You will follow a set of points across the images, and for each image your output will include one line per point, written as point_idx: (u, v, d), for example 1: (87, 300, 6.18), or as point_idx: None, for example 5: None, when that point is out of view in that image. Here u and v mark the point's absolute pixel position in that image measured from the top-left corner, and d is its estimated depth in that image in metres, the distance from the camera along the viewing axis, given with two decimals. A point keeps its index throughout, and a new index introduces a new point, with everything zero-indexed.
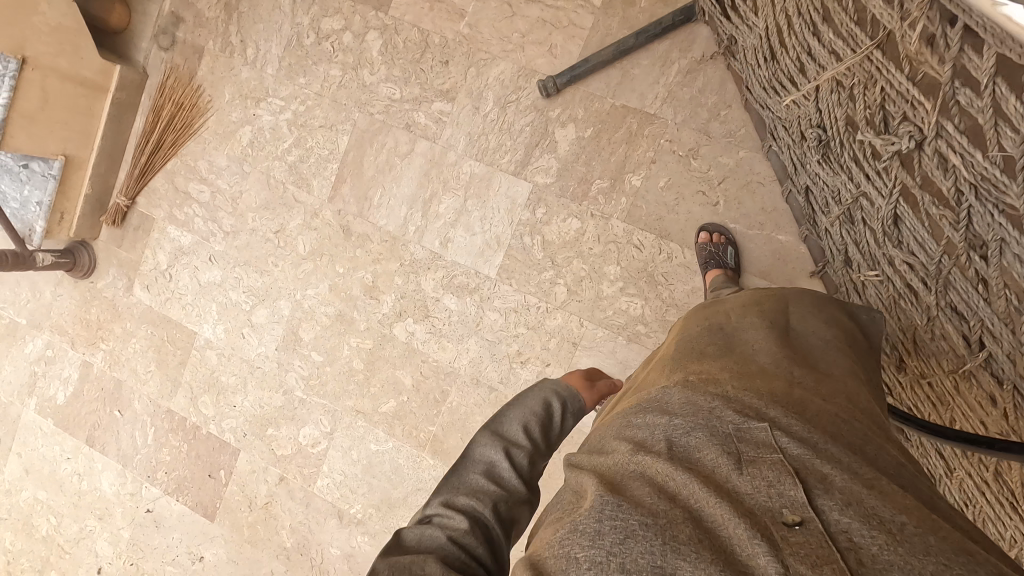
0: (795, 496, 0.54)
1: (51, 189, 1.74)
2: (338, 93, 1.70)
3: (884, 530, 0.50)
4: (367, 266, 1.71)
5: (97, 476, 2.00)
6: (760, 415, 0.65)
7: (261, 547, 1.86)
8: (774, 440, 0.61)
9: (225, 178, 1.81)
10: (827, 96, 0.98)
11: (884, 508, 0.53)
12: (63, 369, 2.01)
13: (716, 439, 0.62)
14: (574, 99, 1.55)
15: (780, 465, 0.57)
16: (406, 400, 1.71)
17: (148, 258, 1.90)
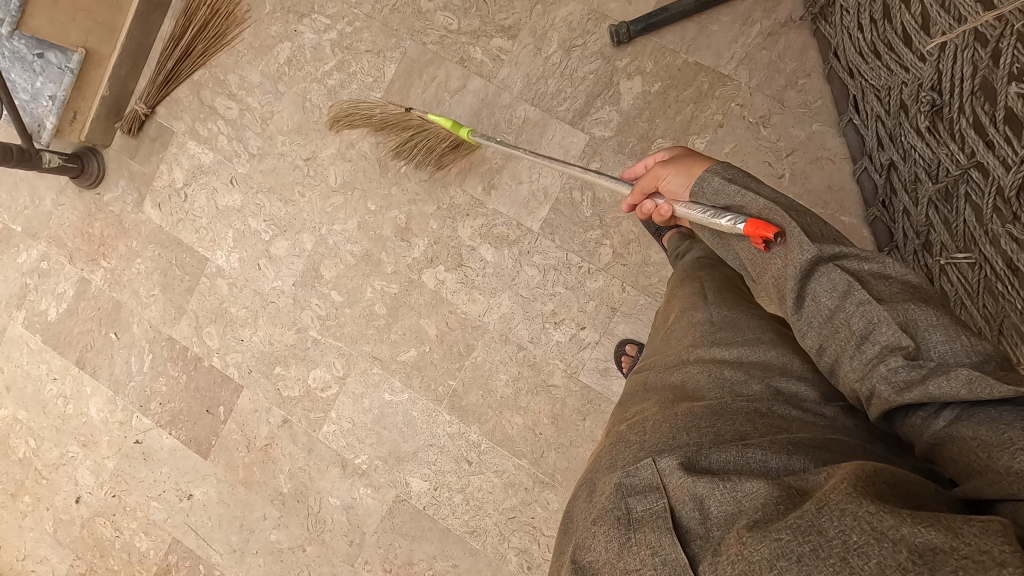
0: (678, 560, 0.58)
1: (65, 84, 1.59)
2: (390, 17, 1.59)
3: (736, 539, 0.55)
4: (402, 205, 1.62)
5: (85, 400, 1.89)
6: (656, 453, 0.70)
7: (256, 490, 1.78)
8: (657, 483, 0.66)
9: (256, 96, 1.69)
10: (955, 52, 1.03)
11: (740, 515, 0.58)
12: (58, 284, 1.88)
13: (617, 492, 0.68)
14: (644, 49, 1.46)
15: (664, 522, 0.62)
16: (428, 350, 1.63)
17: (163, 174, 1.77)
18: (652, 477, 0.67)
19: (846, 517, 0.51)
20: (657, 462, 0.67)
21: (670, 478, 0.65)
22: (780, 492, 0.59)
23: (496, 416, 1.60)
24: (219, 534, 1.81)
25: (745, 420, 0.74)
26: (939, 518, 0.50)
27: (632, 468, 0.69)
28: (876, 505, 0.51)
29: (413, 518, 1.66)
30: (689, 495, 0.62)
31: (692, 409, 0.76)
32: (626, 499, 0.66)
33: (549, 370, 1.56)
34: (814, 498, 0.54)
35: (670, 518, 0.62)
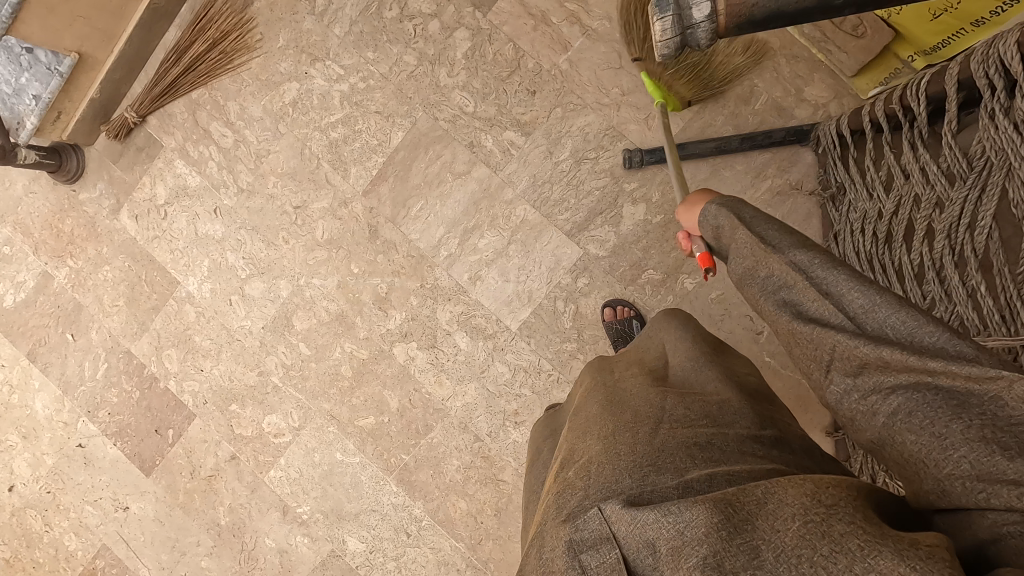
0: None
1: (53, 86, 1.51)
2: (405, 83, 1.53)
3: None
4: (385, 275, 1.59)
5: (31, 393, 1.85)
6: (607, 496, 0.72)
7: (194, 516, 1.78)
8: (607, 533, 0.68)
9: (255, 130, 1.63)
10: None
11: (686, 549, 0.61)
12: (18, 272, 1.81)
13: (567, 549, 0.69)
14: (654, 177, 1.44)
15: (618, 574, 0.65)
16: (386, 421, 1.63)
17: (145, 186, 1.71)
18: (601, 528, 0.69)
19: (802, 565, 0.56)
20: (603, 510, 0.69)
21: (620, 527, 0.67)
22: (722, 516, 0.62)
23: (441, 497, 1.62)
24: (149, 550, 1.82)
25: (683, 449, 0.76)
26: (880, 535, 0.55)
27: (581, 518, 0.70)
28: (829, 545, 0.56)
29: None
30: (640, 543, 0.65)
31: (632, 445, 0.78)
32: (580, 550, 0.68)
33: (501, 465, 1.59)
34: (768, 543, 0.60)
35: (625, 569, 0.65)
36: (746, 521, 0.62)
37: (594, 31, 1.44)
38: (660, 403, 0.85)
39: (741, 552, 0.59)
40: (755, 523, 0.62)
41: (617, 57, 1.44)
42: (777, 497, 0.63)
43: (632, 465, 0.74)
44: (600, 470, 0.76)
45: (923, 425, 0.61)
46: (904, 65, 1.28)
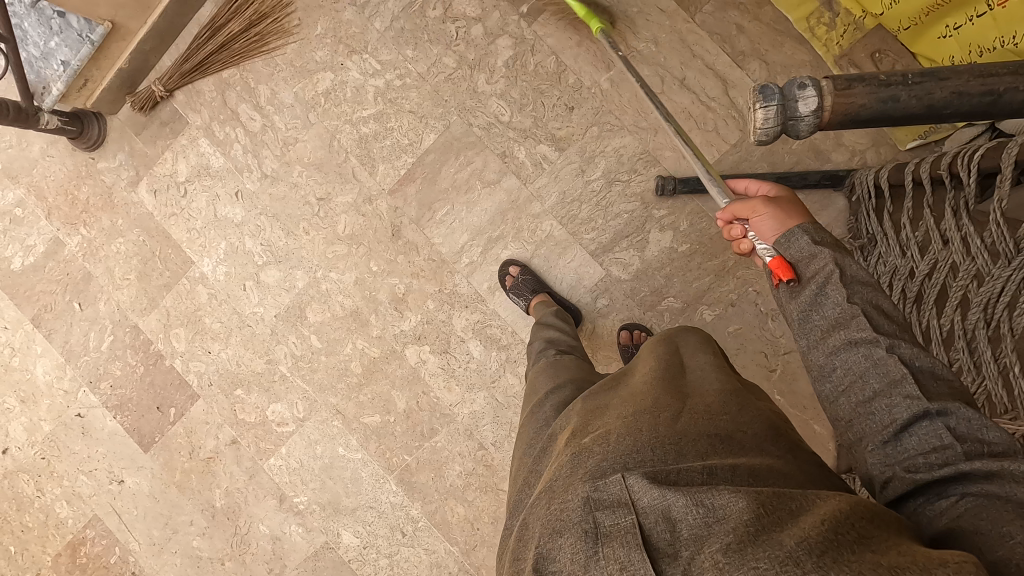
0: None
1: (82, 53, 1.46)
2: (442, 85, 1.51)
3: (711, 562, 0.54)
4: (404, 275, 1.58)
5: (32, 358, 1.83)
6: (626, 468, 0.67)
7: (189, 495, 1.78)
8: (625, 498, 0.63)
9: (284, 117, 1.60)
10: None
11: (709, 537, 0.57)
12: (28, 235, 1.78)
13: (582, 509, 0.64)
14: (684, 206, 1.44)
15: (632, 537, 0.59)
16: (391, 421, 1.64)
17: (167, 161, 1.68)
18: (618, 491, 0.64)
19: (825, 557, 0.52)
20: (626, 477, 0.65)
21: (642, 497, 0.62)
22: (754, 511, 0.58)
23: (440, 500, 1.63)
24: (141, 525, 1.82)
25: (707, 441, 0.73)
26: (914, 561, 0.51)
27: (600, 481, 0.65)
28: (861, 560, 0.52)
29: (335, 567, 1.69)
30: (659, 516, 0.60)
31: (655, 427, 0.74)
32: (593, 507, 0.63)
33: (502, 475, 1.60)
34: (795, 534, 0.55)
35: (639, 534, 0.59)
36: (775, 521, 0.57)
37: (639, 53, 1.43)
38: (680, 397, 0.81)
39: (768, 542, 0.54)
40: (782, 520, 0.57)
41: (660, 81, 1.43)
42: (813, 508, 0.60)
43: (654, 445, 0.71)
44: (620, 441, 0.72)
45: (983, 514, 0.61)
46: None
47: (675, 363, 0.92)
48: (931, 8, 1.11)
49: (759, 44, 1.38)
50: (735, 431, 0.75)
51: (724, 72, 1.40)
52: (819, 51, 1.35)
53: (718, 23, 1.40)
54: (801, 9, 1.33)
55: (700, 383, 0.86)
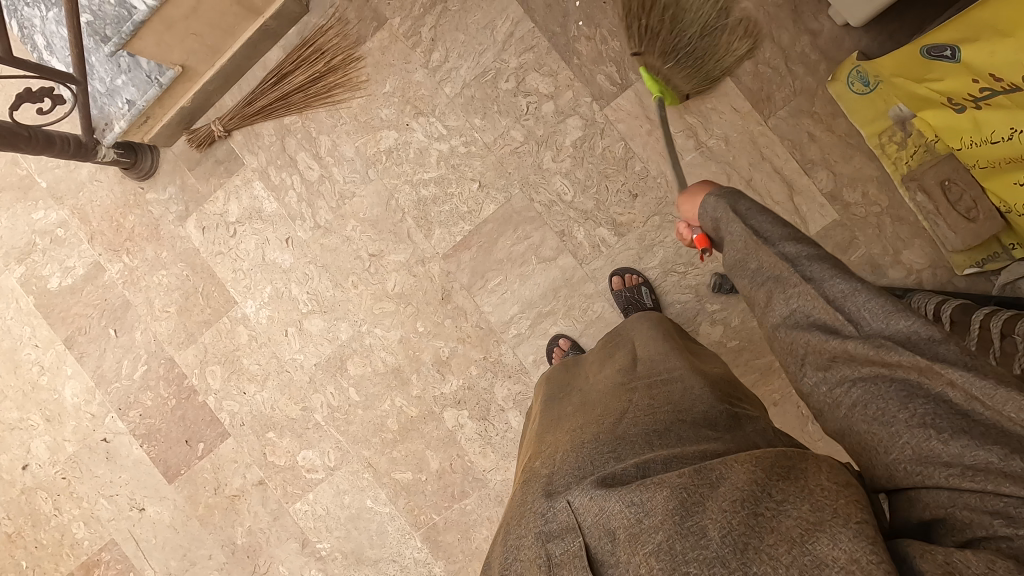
0: None
1: (149, 95, 1.43)
2: (507, 157, 1.51)
3: (647, 565, 0.62)
4: (450, 339, 1.59)
5: (62, 378, 1.82)
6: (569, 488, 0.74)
7: (210, 530, 1.79)
8: (572, 523, 0.69)
9: (343, 170, 1.59)
10: None
11: (645, 534, 0.64)
12: (68, 257, 1.76)
13: (535, 537, 0.71)
14: (737, 303, 1.46)
15: (580, 561, 0.66)
16: (423, 479, 1.64)
17: (218, 199, 1.67)
18: (566, 518, 0.70)
19: (746, 548, 0.59)
20: (570, 502, 0.71)
21: (586, 517, 0.68)
22: (677, 501, 0.64)
23: (465, 561, 1.64)
24: (159, 554, 1.82)
25: (643, 438, 0.78)
26: (819, 524, 0.59)
27: (548, 509, 0.72)
28: (774, 537, 0.59)
29: None
30: (602, 530, 0.67)
31: (597, 439, 0.81)
32: (544, 531, 0.70)
33: None
34: (715, 522, 0.62)
35: (587, 558, 0.67)
36: (697, 502, 0.64)
37: (709, 149, 1.44)
38: (626, 400, 0.88)
39: (689, 534, 0.62)
40: (706, 509, 0.63)
41: (727, 179, 1.44)
42: (729, 477, 0.66)
43: (603, 454, 0.78)
44: (564, 462, 0.79)
45: (876, 414, 0.64)
46: (1003, 249, 1.31)
47: (629, 368, 0.99)
48: (1010, 158, 1.12)
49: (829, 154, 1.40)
50: (671, 424, 0.80)
51: (791, 178, 1.41)
52: (888, 168, 1.37)
53: (790, 128, 1.41)
54: (874, 124, 1.35)
55: (649, 374, 0.94)
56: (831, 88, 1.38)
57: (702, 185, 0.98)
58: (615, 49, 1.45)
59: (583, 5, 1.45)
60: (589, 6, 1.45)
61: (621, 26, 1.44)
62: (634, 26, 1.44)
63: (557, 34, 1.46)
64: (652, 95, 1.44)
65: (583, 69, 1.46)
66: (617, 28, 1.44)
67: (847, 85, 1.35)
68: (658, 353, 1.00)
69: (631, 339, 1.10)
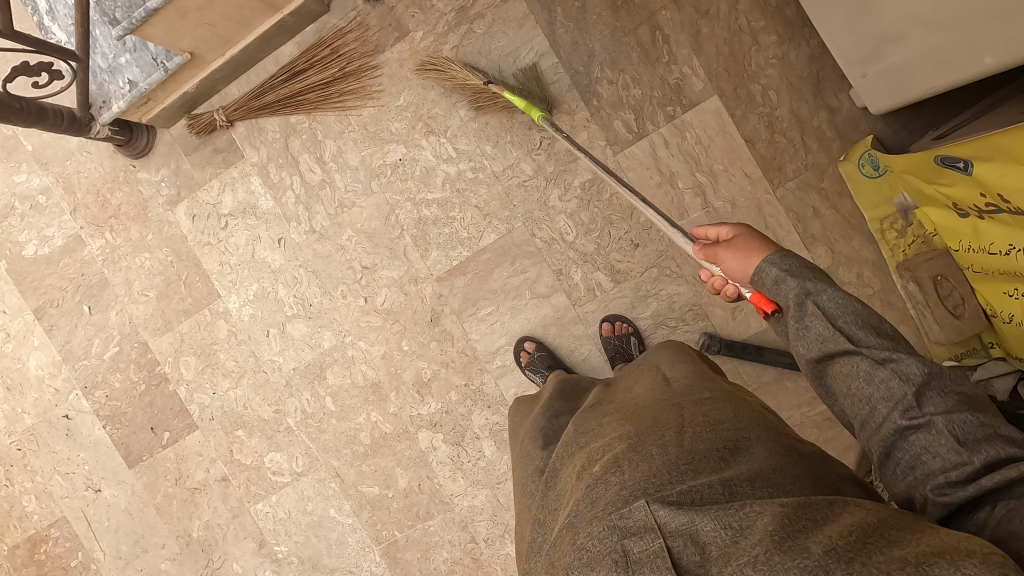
0: None
1: (152, 78, 1.38)
2: (514, 189, 1.50)
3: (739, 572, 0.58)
4: (433, 361, 1.58)
5: (27, 349, 1.76)
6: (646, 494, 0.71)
7: (166, 519, 1.76)
8: (650, 524, 0.66)
9: (346, 178, 1.56)
10: None
11: (738, 552, 0.61)
12: (48, 226, 1.70)
13: (610, 533, 0.68)
14: (721, 364, 1.48)
15: (661, 562, 0.63)
16: (389, 496, 1.64)
17: (212, 189, 1.62)
18: (644, 518, 0.67)
19: (853, 562, 0.56)
20: (652, 505, 0.68)
21: (670, 527, 0.65)
22: (781, 523, 0.61)
23: None
24: (110, 537, 1.79)
25: (715, 455, 0.77)
26: (940, 552, 0.55)
27: (627, 508, 0.69)
28: (885, 559, 0.56)
29: None
30: (688, 539, 0.64)
31: (665, 448, 0.78)
32: (621, 532, 0.67)
33: (488, 571, 1.61)
34: (823, 543, 0.59)
35: (669, 558, 0.63)
36: (802, 530, 0.61)
37: (715, 210, 1.44)
38: (680, 415, 0.86)
39: (789, 549, 0.58)
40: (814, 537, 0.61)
41: None
42: (838, 522, 0.63)
43: (677, 463, 0.75)
44: (636, 470, 0.76)
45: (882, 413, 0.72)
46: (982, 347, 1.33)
47: (672, 387, 0.97)
48: (1004, 270, 1.15)
49: (830, 231, 1.41)
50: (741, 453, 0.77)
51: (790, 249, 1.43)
52: (886, 254, 1.38)
53: (797, 201, 1.42)
54: (878, 209, 1.36)
55: (693, 393, 0.93)
56: (842, 167, 1.38)
57: (761, 244, 0.84)
58: (635, 98, 1.44)
59: (610, 48, 1.43)
60: (614, 50, 1.43)
61: (644, 75, 1.43)
62: (657, 77, 1.42)
63: (579, 73, 1.45)
64: (666, 148, 1.44)
65: (601, 112, 1.45)
66: (640, 76, 1.43)
67: (857, 167, 1.35)
68: (695, 380, 0.97)
69: (658, 366, 1.08)
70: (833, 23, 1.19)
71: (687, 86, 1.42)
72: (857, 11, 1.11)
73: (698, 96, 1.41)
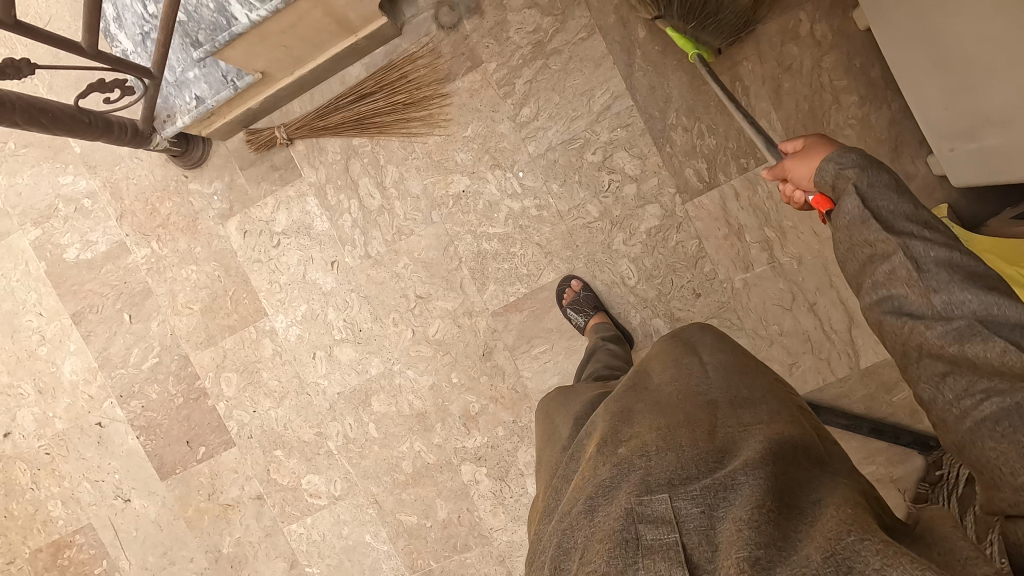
0: None
1: (221, 96, 1.35)
2: (578, 229, 1.48)
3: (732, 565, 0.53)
4: (482, 396, 1.56)
5: (63, 353, 1.73)
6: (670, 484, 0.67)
7: (196, 534, 1.74)
8: (670, 518, 0.63)
9: (406, 204, 1.53)
10: None
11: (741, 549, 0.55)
12: (92, 230, 1.66)
13: (624, 515, 0.64)
14: None
15: (674, 555, 0.59)
16: (428, 525, 1.63)
17: (267, 206, 1.59)
18: (663, 512, 0.63)
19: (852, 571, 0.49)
20: (674, 500, 0.64)
21: (688, 524, 0.62)
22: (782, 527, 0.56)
23: None
24: (137, 547, 1.77)
25: (744, 441, 0.72)
26: None
27: (647, 497, 0.65)
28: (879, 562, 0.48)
29: None
30: (703, 536, 0.60)
31: (696, 442, 0.72)
32: (633, 516, 0.64)
33: None
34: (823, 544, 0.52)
35: (683, 554, 0.59)
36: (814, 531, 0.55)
37: (781, 265, 1.43)
38: (709, 398, 0.81)
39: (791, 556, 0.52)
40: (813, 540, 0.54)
41: (791, 298, 1.44)
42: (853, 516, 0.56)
43: (705, 451, 0.71)
44: (661, 455, 0.71)
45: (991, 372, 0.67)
46: None
47: (703, 363, 0.89)
48: None
49: None
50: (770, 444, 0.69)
51: (854, 310, 1.42)
52: None
53: None
54: None
55: (723, 372, 0.87)
56: None
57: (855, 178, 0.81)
58: (709, 147, 1.42)
59: (687, 95, 1.41)
60: (692, 98, 1.41)
61: (720, 125, 1.41)
62: (733, 128, 1.41)
63: (654, 118, 1.43)
64: (736, 200, 1.43)
65: (673, 159, 1.43)
66: (716, 126, 1.41)
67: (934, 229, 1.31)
68: (728, 357, 0.91)
69: (687, 331, 1.02)
70: (898, 56, 1.21)
71: (763, 140, 1.40)
72: (922, 39, 1.13)
73: (773, 150, 1.40)
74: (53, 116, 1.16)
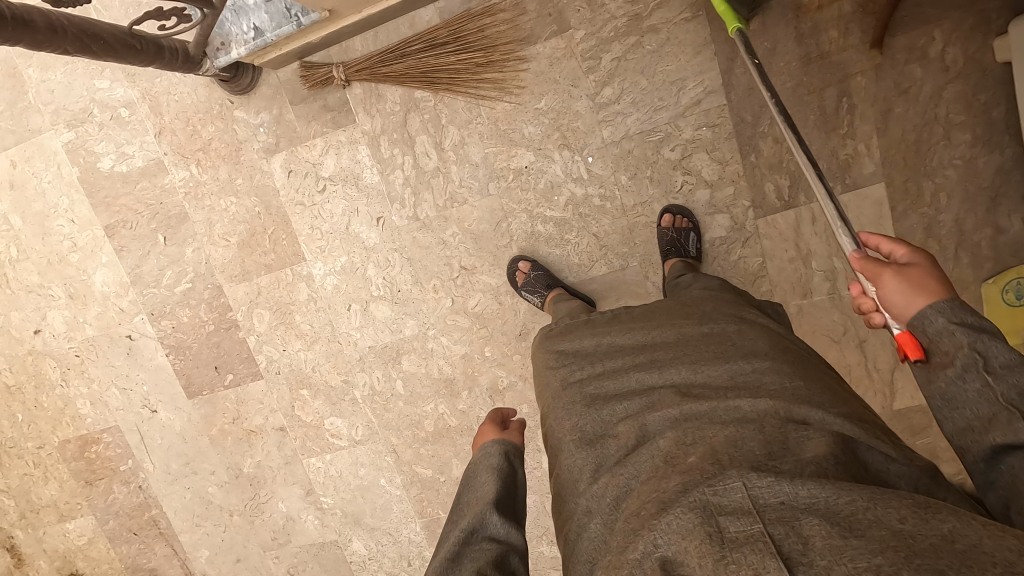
0: None
1: (281, 31, 1.23)
2: (640, 227, 1.41)
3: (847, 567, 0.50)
4: (513, 373, 1.57)
5: (94, 263, 1.70)
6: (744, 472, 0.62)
7: (219, 450, 1.82)
8: (750, 506, 0.58)
9: (463, 170, 1.45)
10: None
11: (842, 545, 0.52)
12: (130, 142, 1.58)
13: (705, 515, 0.59)
14: None
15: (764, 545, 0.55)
16: (441, 480, 1.70)
17: (315, 148, 1.50)
18: (742, 501, 0.59)
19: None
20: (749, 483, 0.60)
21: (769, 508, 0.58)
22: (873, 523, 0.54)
23: None
24: (162, 453, 1.86)
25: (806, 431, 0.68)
26: None
27: (722, 484, 0.61)
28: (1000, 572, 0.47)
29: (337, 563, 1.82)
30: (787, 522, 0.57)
31: (760, 431, 0.68)
32: (717, 511, 0.59)
33: None
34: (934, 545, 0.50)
35: (770, 542, 0.55)
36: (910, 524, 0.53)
37: (841, 297, 1.38)
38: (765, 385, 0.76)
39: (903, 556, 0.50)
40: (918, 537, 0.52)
41: (842, 331, 1.41)
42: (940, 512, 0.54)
43: (772, 441, 0.67)
44: (729, 447, 0.67)
45: None
46: None
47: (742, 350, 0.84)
48: None
49: None
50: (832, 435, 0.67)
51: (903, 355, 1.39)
52: None
53: None
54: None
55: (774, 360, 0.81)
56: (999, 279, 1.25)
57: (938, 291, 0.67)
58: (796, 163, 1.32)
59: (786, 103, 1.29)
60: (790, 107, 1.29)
61: (813, 142, 1.30)
62: (827, 148, 1.30)
63: (745, 123, 1.31)
64: (811, 225, 1.35)
65: (754, 171, 1.34)
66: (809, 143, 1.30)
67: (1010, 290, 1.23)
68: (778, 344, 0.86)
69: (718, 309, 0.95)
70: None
71: (856, 166, 1.30)
72: None
73: (864, 179, 1.30)
74: (106, 43, 1.07)
